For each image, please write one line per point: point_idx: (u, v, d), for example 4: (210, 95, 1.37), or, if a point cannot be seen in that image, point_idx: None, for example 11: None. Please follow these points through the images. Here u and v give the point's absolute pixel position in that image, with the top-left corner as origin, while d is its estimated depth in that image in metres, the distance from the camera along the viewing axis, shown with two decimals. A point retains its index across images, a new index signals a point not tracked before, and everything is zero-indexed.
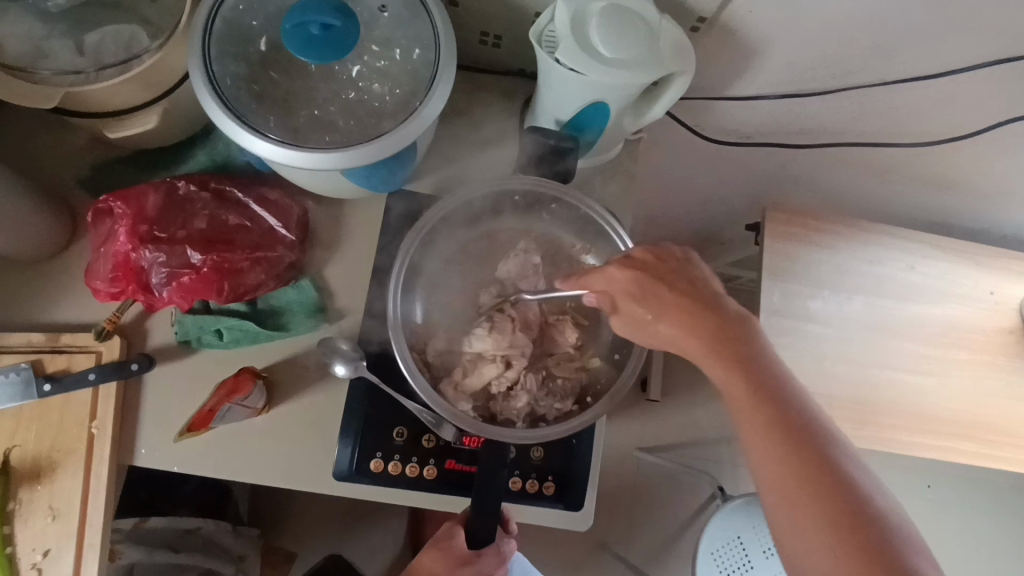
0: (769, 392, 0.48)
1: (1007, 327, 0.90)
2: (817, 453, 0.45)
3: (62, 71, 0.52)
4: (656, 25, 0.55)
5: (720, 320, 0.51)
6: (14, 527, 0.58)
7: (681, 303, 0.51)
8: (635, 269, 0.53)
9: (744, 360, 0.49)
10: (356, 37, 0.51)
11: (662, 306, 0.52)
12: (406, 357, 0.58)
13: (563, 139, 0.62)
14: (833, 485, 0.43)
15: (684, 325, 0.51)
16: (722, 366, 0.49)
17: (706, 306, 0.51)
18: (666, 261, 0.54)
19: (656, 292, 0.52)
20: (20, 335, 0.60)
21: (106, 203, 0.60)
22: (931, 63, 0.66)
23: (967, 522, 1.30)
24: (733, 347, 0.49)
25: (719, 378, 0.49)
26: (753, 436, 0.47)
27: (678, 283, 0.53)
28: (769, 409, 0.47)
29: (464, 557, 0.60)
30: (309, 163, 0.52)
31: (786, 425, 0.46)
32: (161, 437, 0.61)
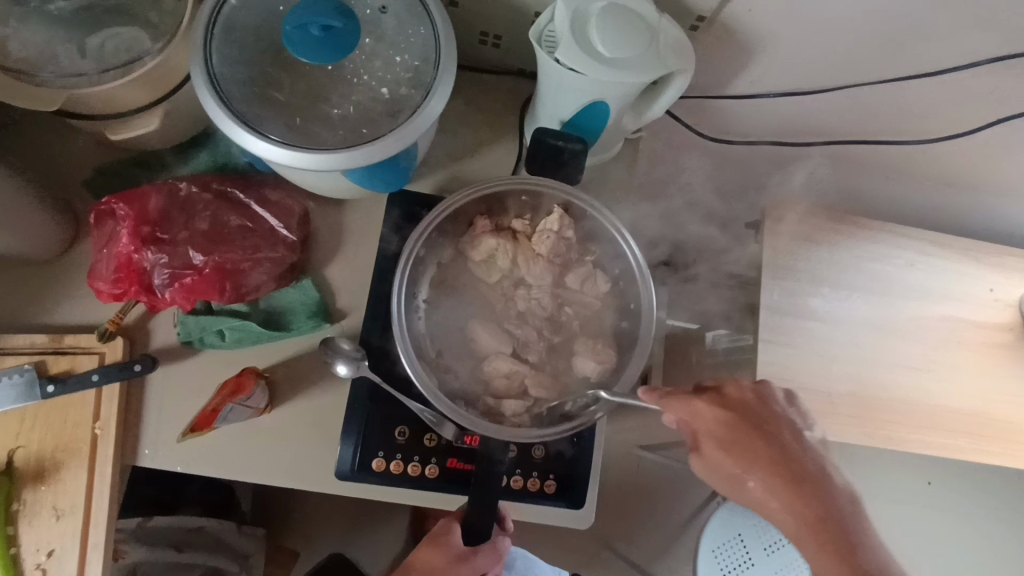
0: (856, 547, 0.49)
1: (1007, 324, 0.91)
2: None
3: (62, 73, 0.52)
4: (656, 25, 0.55)
5: (824, 513, 0.50)
6: (20, 526, 0.58)
7: (778, 478, 0.52)
8: (760, 456, 0.52)
9: (853, 547, 0.49)
10: (357, 38, 0.51)
11: (752, 461, 0.53)
12: (409, 354, 0.59)
13: (572, 141, 0.61)
14: None
15: (779, 486, 0.51)
16: (820, 562, 0.50)
17: (821, 528, 0.50)
18: (757, 414, 0.55)
19: (744, 480, 0.53)
20: (23, 336, 0.60)
21: (108, 205, 0.61)
22: (931, 62, 0.66)
23: (968, 519, 1.31)
24: (829, 512, 0.50)
25: (816, 547, 0.50)
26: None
27: (773, 451, 0.53)
28: (875, 562, 0.48)
29: (460, 555, 0.60)
30: (310, 163, 0.52)
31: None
32: (163, 436, 0.62)
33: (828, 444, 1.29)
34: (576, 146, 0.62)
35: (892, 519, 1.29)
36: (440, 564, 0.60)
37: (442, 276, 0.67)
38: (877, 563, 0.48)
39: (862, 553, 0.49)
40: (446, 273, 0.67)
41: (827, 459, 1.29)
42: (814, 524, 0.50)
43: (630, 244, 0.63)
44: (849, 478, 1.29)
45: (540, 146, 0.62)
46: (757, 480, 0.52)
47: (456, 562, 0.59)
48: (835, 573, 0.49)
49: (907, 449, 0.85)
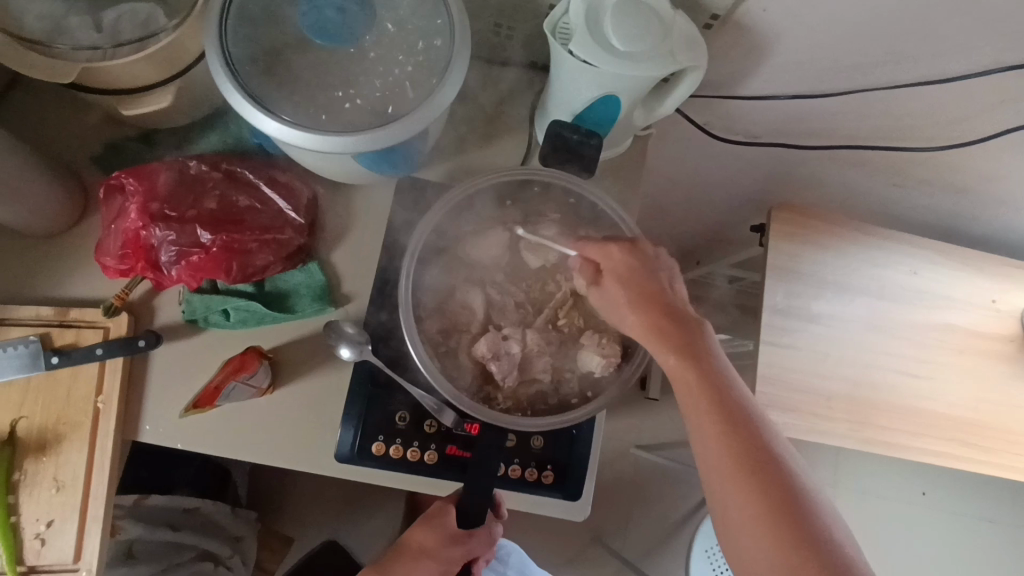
0: (706, 362, 0.52)
1: (1008, 334, 0.91)
2: (728, 407, 0.50)
3: (78, 46, 0.52)
4: (670, 19, 0.55)
5: (685, 333, 0.54)
6: (19, 496, 0.58)
7: (648, 311, 0.55)
8: (622, 292, 0.56)
9: (702, 359, 0.52)
10: (373, 22, 0.51)
11: (636, 291, 0.56)
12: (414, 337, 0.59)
13: (587, 136, 0.62)
14: (749, 436, 0.49)
15: (647, 314, 0.55)
16: (680, 378, 0.52)
17: (682, 345, 0.53)
18: (647, 266, 0.57)
19: (623, 313, 0.56)
20: (30, 308, 0.60)
21: (118, 180, 0.61)
22: (944, 68, 0.66)
23: (960, 529, 1.31)
24: (687, 335, 0.54)
25: (675, 364, 0.53)
26: (694, 399, 0.51)
27: (644, 278, 0.57)
28: (714, 381, 0.51)
29: (454, 536, 0.60)
30: (321, 145, 0.52)
31: (723, 390, 0.51)
32: (166, 412, 0.62)
33: (823, 449, 1.30)
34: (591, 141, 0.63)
35: (885, 526, 1.29)
36: (430, 541, 0.60)
37: (450, 266, 0.66)
38: (710, 376, 0.51)
39: (704, 370, 0.52)
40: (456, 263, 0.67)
41: (821, 463, 1.29)
42: (678, 333, 0.54)
43: (638, 238, 0.63)
44: (843, 483, 1.29)
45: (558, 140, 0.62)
46: (636, 316, 0.55)
47: (450, 542, 0.60)
48: (685, 387, 0.52)
49: (902, 454, 0.86)
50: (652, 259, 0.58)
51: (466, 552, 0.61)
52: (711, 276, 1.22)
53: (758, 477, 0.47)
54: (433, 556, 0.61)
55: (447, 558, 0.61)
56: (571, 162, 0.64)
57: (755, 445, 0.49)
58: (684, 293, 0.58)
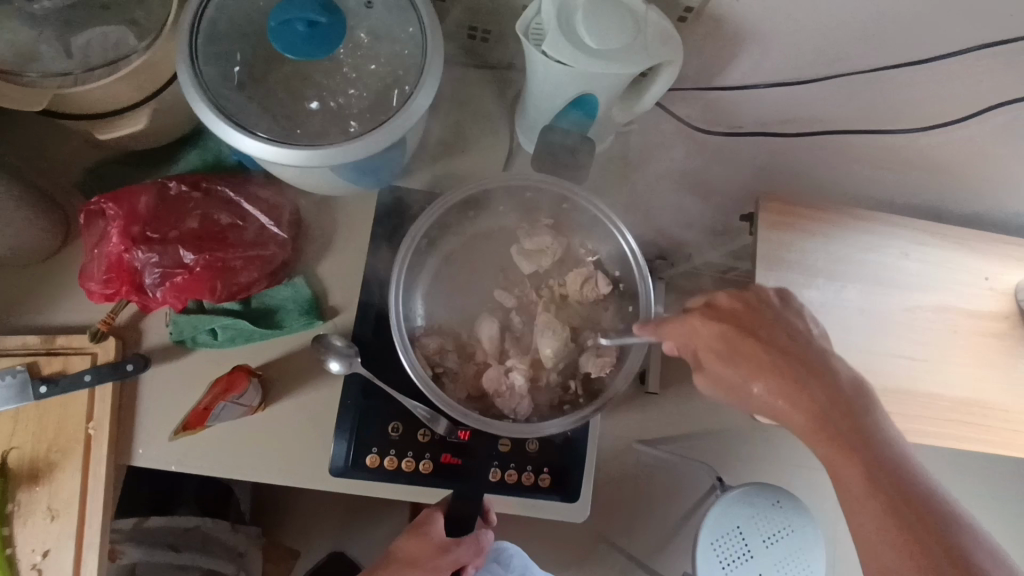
0: (863, 441, 0.48)
1: (1003, 312, 0.91)
2: (892, 485, 0.46)
3: (48, 73, 0.52)
4: (643, 15, 0.55)
5: (832, 411, 0.49)
6: (14, 527, 0.58)
7: (783, 381, 0.51)
8: (757, 360, 0.52)
9: (852, 440, 0.48)
10: (342, 33, 0.51)
11: (754, 368, 0.52)
12: (406, 350, 0.59)
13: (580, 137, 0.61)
14: (920, 513, 0.45)
15: (784, 386, 0.50)
16: (836, 463, 0.48)
17: (833, 429, 0.48)
18: (761, 323, 0.54)
19: (750, 387, 0.52)
20: (15, 337, 0.60)
21: (98, 204, 0.61)
22: (924, 49, 0.66)
23: (967, 509, 1.31)
24: (830, 410, 0.49)
25: (832, 448, 0.48)
26: (851, 487, 0.47)
27: (774, 354, 0.51)
28: (879, 462, 0.47)
29: (443, 545, 0.59)
30: (299, 160, 0.52)
31: (885, 472, 0.47)
32: (158, 435, 0.62)
33: None
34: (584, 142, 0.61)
35: None
36: (421, 555, 0.58)
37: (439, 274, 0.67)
38: (880, 455, 0.47)
39: (863, 449, 0.48)
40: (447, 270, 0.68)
41: None
42: (814, 414, 0.49)
43: (627, 237, 0.63)
44: None
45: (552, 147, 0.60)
46: (765, 387, 0.51)
47: (437, 552, 0.59)
48: (852, 474, 0.47)
49: (903, 437, 0.85)
50: (768, 319, 0.54)
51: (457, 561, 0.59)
52: (704, 267, 1.21)
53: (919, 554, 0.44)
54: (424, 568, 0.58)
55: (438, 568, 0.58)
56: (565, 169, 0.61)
57: (924, 522, 0.45)
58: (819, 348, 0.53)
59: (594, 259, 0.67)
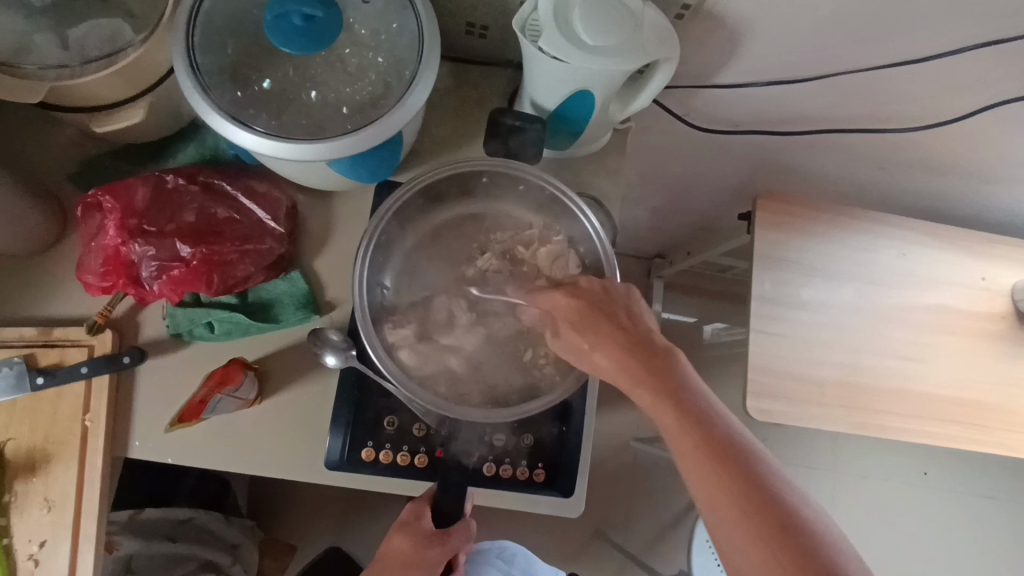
0: (681, 393, 0.49)
1: (1000, 312, 0.91)
2: (716, 439, 0.46)
3: (46, 65, 0.52)
4: (639, 12, 0.55)
5: (655, 368, 0.50)
6: (11, 518, 0.59)
7: (615, 346, 0.52)
8: (597, 324, 0.53)
9: (679, 394, 0.48)
10: (338, 27, 0.51)
11: (602, 333, 0.52)
12: (372, 341, 0.58)
13: (529, 121, 0.62)
14: (742, 472, 0.44)
15: (619, 354, 0.51)
16: (663, 420, 0.48)
17: (658, 384, 0.49)
18: (607, 299, 0.55)
19: (590, 357, 0.53)
20: (13, 329, 0.60)
21: (95, 197, 0.61)
22: (919, 49, 0.66)
23: (964, 509, 1.31)
24: (664, 369, 0.50)
25: (657, 406, 0.49)
26: (677, 441, 0.47)
27: (608, 316, 0.53)
28: (698, 419, 0.47)
29: (429, 537, 0.57)
30: (293, 154, 0.52)
31: (704, 426, 0.47)
32: (155, 427, 0.62)
33: (822, 434, 1.30)
34: (535, 126, 0.63)
35: (888, 508, 1.29)
36: (409, 550, 0.56)
37: (409, 263, 0.66)
38: (695, 413, 0.47)
39: (684, 405, 0.48)
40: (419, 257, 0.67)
41: (822, 448, 1.30)
42: (651, 372, 0.50)
43: (590, 217, 0.63)
44: (844, 467, 1.30)
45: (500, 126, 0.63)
46: (604, 353, 0.52)
47: (430, 544, 0.56)
48: (666, 424, 0.48)
49: (899, 436, 0.85)
50: (608, 295, 0.55)
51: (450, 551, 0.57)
52: (702, 265, 1.22)
53: (752, 516, 0.43)
54: (419, 564, 0.56)
55: (433, 563, 0.57)
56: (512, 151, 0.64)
57: (749, 481, 0.44)
58: (649, 317, 0.54)
59: (562, 238, 0.66)
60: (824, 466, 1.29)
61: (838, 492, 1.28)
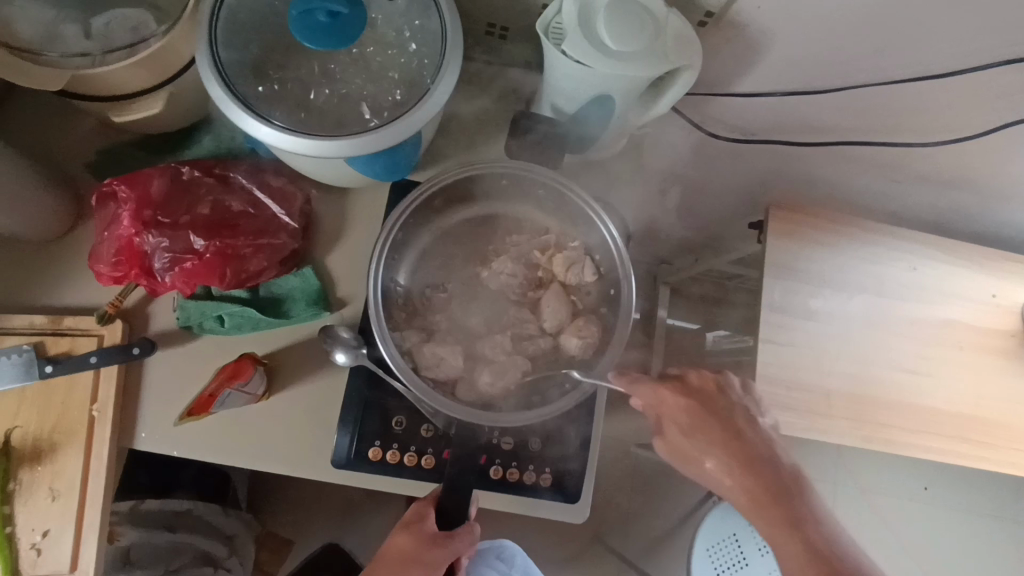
0: (806, 521, 0.49)
1: (1008, 329, 0.90)
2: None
3: (68, 53, 0.52)
4: (663, 19, 0.55)
5: (778, 493, 0.51)
6: (15, 506, 0.58)
7: (733, 458, 0.53)
8: (710, 432, 0.54)
9: (799, 522, 0.49)
10: (363, 25, 0.50)
11: (710, 442, 0.54)
12: (387, 342, 0.58)
13: (552, 124, 0.62)
14: None
15: (732, 465, 0.52)
16: (779, 544, 0.49)
17: (778, 509, 0.50)
18: (719, 406, 0.55)
19: (701, 464, 0.54)
20: (23, 316, 0.60)
21: (110, 187, 0.61)
22: (940, 64, 0.66)
23: (963, 526, 1.31)
24: (780, 490, 0.51)
25: (772, 527, 0.50)
26: (796, 572, 0.48)
27: (719, 427, 0.54)
28: (817, 547, 0.48)
29: (433, 539, 0.56)
30: (313, 150, 0.52)
31: (825, 557, 0.47)
32: (162, 420, 0.62)
33: (824, 446, 1.30)
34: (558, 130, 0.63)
35: (888, 522, 1.29)
36: (411, 550, 0.56)
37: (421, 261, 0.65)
38: (812, 542, 0.48)
39: (800, 532, 0.49)
40: (432, 256, 0.67)
41: (824, 461, 1.29)
42: (770, 494, 0.51)
43: (609, 226, 0.63)
44: (845, 480, 1.29)
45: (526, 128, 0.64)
46: (717, 462, 0.53)
47: (433, 545, 0.56)
48: (785, 550, 0.49)
49: (904, 451, 0.85)
50: (723, 398, 0.56)
51: (451, 555, 0.57)
52: (710, 273, 1.21)
53: None
54: (419, 565, 0.56)
55: (433, 566, 0.56)
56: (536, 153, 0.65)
57: None
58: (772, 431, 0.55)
59: (578, 245, 0.66)
60: (825, 478, 1.29)
61: (838, 505, 1.28)
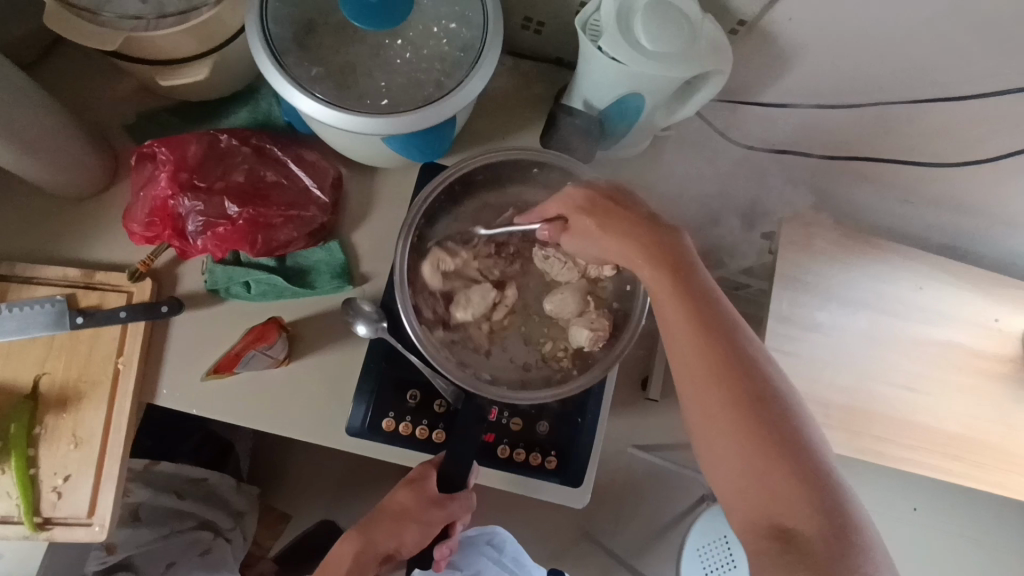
0: (683, 289, 0.51)
1: (1007, 355, 0.92)
2: (710, 333, 0.50)
3: (123, 16, 0.54)
4: (699, 22, 0.57)
5: (655, 267, 0.52)
6: (37, 450, 0.60)
7: (628, 238, 0.53)
8: (599, 213, 0.55)
9: (684, 294, 0.51)
10: (410, 8, 0.52)
11: (612, 225, 0.54)
12: (409, 313, 0.62)
13: (587, 118, 0.66)
14: (728, 364, 0.48)
15: (634, 247, 0.53)
16: (664, 307, 0.52)
17: (665, 276, 0.52)
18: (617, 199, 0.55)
19: (605, 249, 0.55)
20: (58, 268, 0.62)
21: (150, 148, 0.63)
22: (962, 87, 0.68)
23: (949, 547, 1.32)
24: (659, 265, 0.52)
25: (656, 292, 0.52)
26: (672, 328, 0.51)
27: (617, 208, 0.55)
28: (689, 316, 0.50)
29: (435, 500, 0.59)
30: (351, 125, 0.54)
31: (694, 317, 0.50)
32: (184, 378, 0.63)
33: None
34: (592, 123, 0.66)
35: None
36: (413, 506, 0.59)
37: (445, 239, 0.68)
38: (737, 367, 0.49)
39: (679, 299, 0.51)
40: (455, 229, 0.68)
41: None
42: (665, 269, 0.52)
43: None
44: None
45: (560, 118, 0.67)
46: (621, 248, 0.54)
47: (433, 507, 0.59)
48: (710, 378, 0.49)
49: (898, 464, 0.87)
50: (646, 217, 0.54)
51: (448, 517, 0.60)
52: None
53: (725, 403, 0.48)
54: (417, 520, 0.59)
55: (431, 523, 0.60)
56: (570, 144, 0.68)
57: (733, 375, 0.48)
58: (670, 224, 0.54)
59: None
60: None
61: None
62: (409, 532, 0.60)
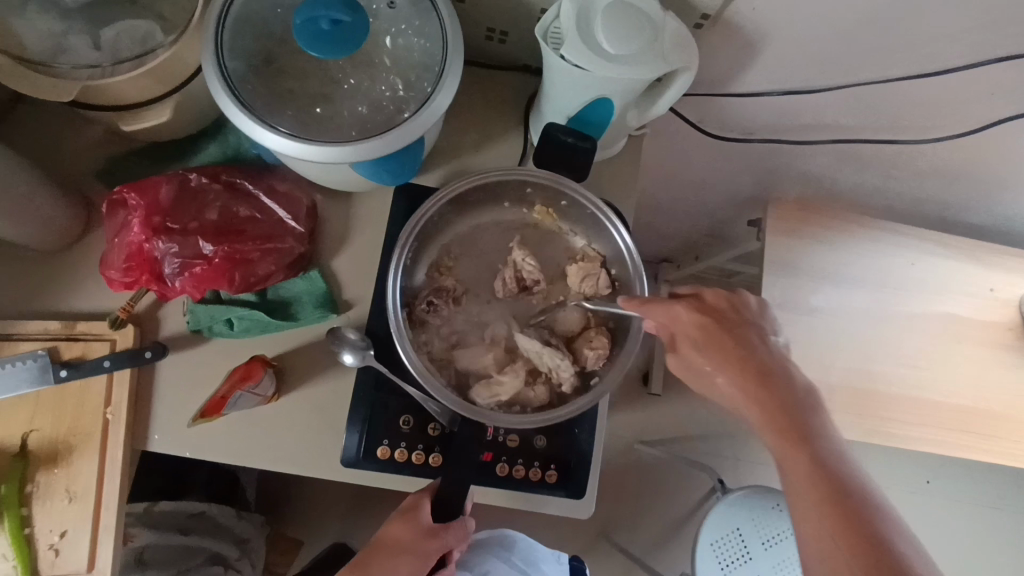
0: (817, 437, 0.50)
1: (1007, 322, 0.91)
2: (832, 485, 0.47)
3: (78, 65, 0.53)
4: (661, 22, 0.56)
5: (790, 408, 0.51)
6: (33, 508, 0.59)
7: (747, 377, 0.52)
8: (716, 352, 0.54)
9: (812, 438, 0.49)
10: (366, 32, 0.51)
11: (722, 358, 0.54)
12: (403, 341, 0.60)
13: (580, 139, 0.61)
14: (856, 519, 0.45)
15: (745, 381, 0.52)
16: (790, 461, 0.49)
17: (791, 426, 0.50)
18: (728, 325, 0.55)
19: (712, 379, 0.54)
20: (38, 323, 0.62)
21: (121, 194, 0.62)
22: (935, 59, 0.67)
23: (965, 514, 1.32)
24: (795, 409, 0.50)
25: (783, 444, 0.50)
26: (804, 487, 0.48)
27: (729, 344, 0.54)
28: (824, 463, 0.48)
29: (430, 530, 0.58)
30: (317, 155, 0.53)
31: (831, 470, 0.48)
32: (174, 422, 0.63)
33: None
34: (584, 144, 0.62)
35: None
36: (406, 538, 0.58)
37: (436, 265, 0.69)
38: (822, 461, 0.48)
39: (811, 450, 0.49)
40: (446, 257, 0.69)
41: None
42: (782, 408, 0.51)
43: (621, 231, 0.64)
44: None
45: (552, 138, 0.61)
46: (728, 378, 0.53)
47: (427, 537, 0.58)
48: (797, 472, 0.49)
49: (909, 443, 0.86)
50: (742, 319, 0.56)
51: (445, 546, 0.59)
52: (709, 271, 1.22)
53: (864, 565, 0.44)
54: (411, 552, 0.58)
55: (425, 556, 0.58)
56: (564, 166, 0.63)
57: (863, 529, 0.45)
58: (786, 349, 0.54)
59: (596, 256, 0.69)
60: None
61: None
62: (404, 564, 0.58)
